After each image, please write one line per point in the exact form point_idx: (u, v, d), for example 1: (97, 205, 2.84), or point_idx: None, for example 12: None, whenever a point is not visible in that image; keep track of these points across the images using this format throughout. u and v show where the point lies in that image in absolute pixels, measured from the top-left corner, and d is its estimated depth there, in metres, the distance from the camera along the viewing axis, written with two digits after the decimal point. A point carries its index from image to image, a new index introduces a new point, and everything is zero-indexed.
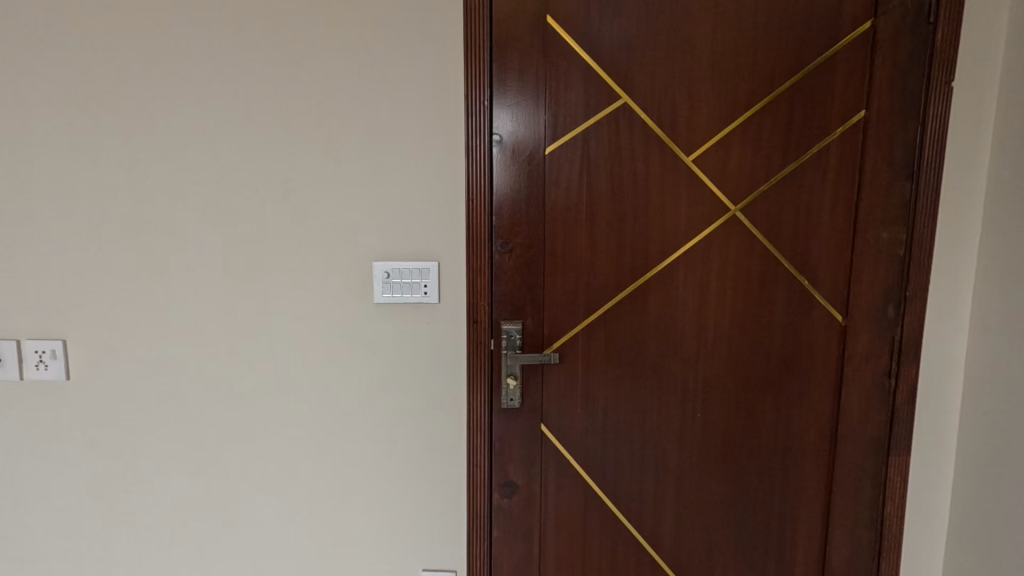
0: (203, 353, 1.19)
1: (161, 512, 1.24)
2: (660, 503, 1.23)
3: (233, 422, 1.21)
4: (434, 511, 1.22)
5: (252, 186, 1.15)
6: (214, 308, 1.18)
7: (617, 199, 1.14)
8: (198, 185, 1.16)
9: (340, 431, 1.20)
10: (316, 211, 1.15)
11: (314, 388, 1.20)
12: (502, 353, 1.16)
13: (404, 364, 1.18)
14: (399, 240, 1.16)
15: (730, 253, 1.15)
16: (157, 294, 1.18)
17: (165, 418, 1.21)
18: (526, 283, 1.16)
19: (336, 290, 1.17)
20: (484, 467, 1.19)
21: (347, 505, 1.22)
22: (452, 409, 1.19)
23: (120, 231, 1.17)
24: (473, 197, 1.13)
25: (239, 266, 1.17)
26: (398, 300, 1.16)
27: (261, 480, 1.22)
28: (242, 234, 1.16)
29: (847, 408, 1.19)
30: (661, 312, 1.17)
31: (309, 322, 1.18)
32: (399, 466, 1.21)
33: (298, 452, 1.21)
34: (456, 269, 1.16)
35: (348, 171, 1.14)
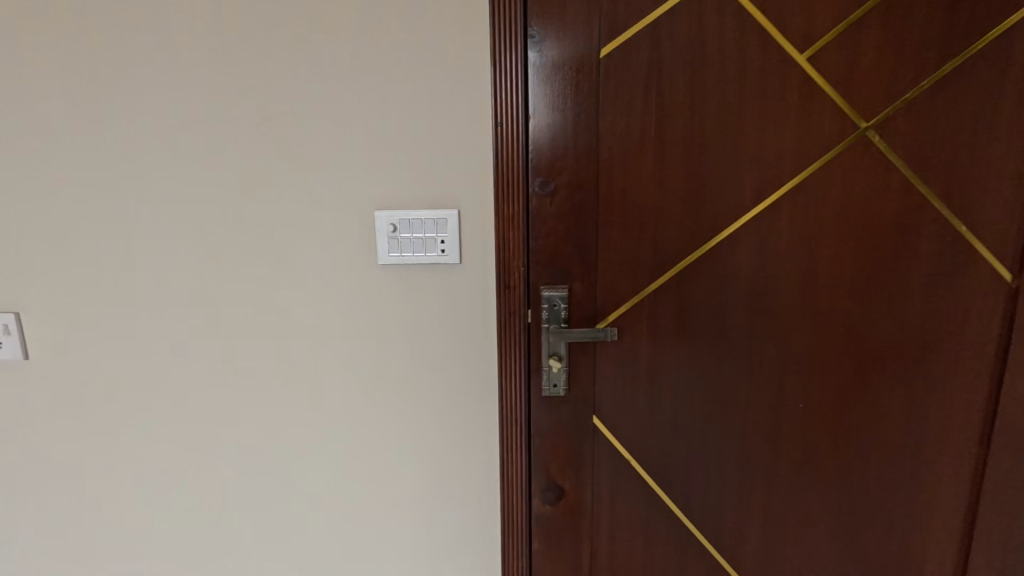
0: (167, 335, 0.93)
1: (130, 525, 1.00)
2: (744, 514, 0.97)
3: (207, 417, 0.96)
4: (466, 522, 0.99)
5: (212, 113, 0.87)
6: (178, 277, 0.91)
7: (697, 122, 0.84)
8: (145, 114, 0.87)
9: (345, 427, 0.97)
10: (301, 147, 0.87)
11: (310, 375, 0.95)
12: (543, 327, 0.91)
13: (422, 343, 0.93)
14: (409, 183, 0.88)
15: (856, 190, 0.84)
16: (104, 260, 0.91)
17: (127, 416, 0.96)
18: (572, 237, 0.89)
19: (327, 249, 0.90)
20: (521, 469, 0.96)
21: (354, 513, 0.99)
22: (481, 398, 0.95)
23: (38, 175, 0.88)
24: (500, 123, 0.85)
25: (201, 218, 0.90)
26: (408, 260, 0.90)
27: (248, 488, 0.99)
28: (209, 180, 0.89)
29: (1007, 398, 0.89)
30: (755, 272, 0.88)
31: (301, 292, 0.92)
32: (420, 470, 0.97)
33: (291, 452, 0.97)
34: (481, 219, 0.89)
35: (340, 91, 0.86)
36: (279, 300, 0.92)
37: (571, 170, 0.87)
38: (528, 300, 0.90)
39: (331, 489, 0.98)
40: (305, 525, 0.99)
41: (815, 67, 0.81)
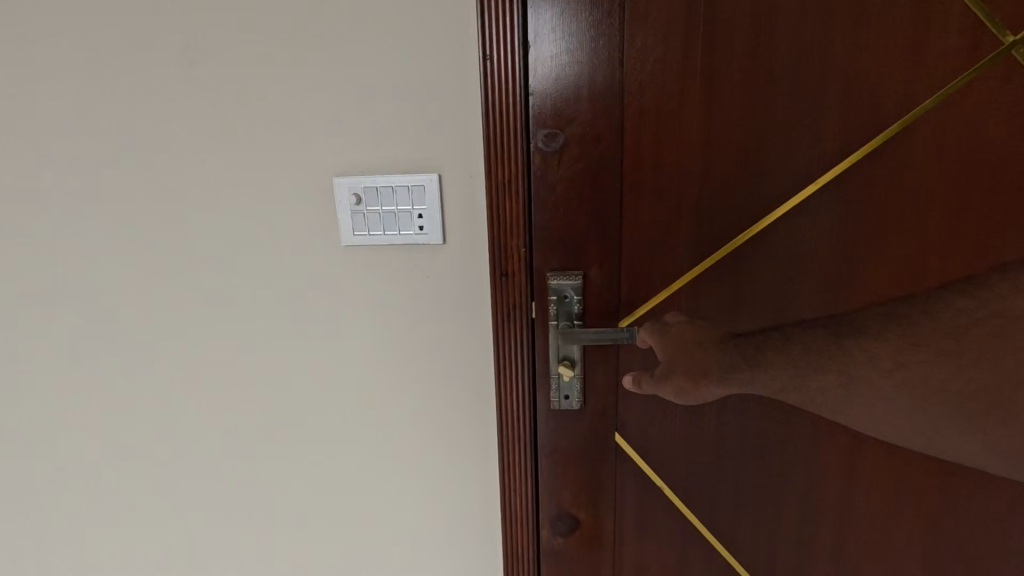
0: (97, 333, 0.77)
1: (69, 542, 0.86)
2: (812, 562, 0.75)
3: (146, 425, 0.80)
4: (464, 556, 0.83)
5: (127, 48, 0.68)
6: (101, 259, 0.74)
7: (757, 47, 0.62)
8: (51, 58, 0.69)
9: (311, 444, 0.79)
10: (239, 96, 0.68)
11: (266, 383, 0.77)
12: (550, 325, 0.70)
13: (401, 345, 0.75)
14: (377, 141, 0.68)
15: (995, 134, 0.59)
16: (17, 238, 0.74)
17: (60, 427, 0.81)
18: (588, 209, 0.68)
19: (276, 224, 0.71)
20: (527, 498, 0.77)
21: (325, 538, 0.83)
22: (476, 411, 0.77)
23: None
24: (491, 57, 0.63)
25: (121, 184, 0.71)
26: (378, 241, 0.70)
27: (199, 507, 0.83)
28: (131, 141, 0.70)
29: None
30: (836, 251, 0.65)
31: (247, 282, 0.73)
32: (406, 494, 0.81)
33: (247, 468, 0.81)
34: (470, 186, 0.69)
35: (285, 20, 0.66)
36: (223, 293, 0.74)
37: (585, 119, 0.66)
38: (531, 291, 0.70)
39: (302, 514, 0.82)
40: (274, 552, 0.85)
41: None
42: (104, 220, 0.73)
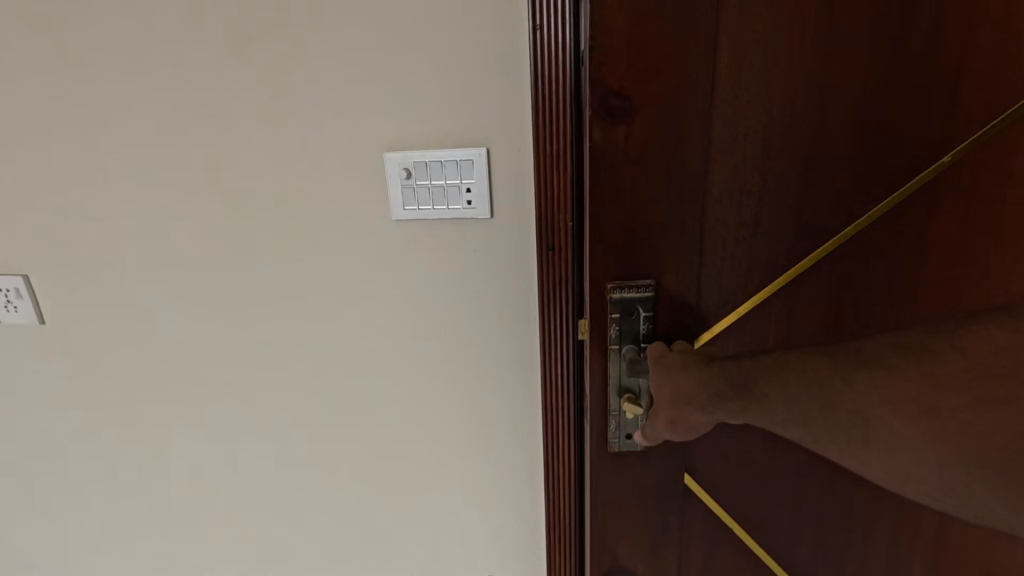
0: (174, 303, 0.82)
1: (150, 497, 0.93)
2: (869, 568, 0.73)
3: (217, 392, 0.85)
4: (506, 521, 0.87)
5: (192, 32, 0.70)
6: (173, 235, 0.78)
7: (840, 12, 0.56)
8: (121, 40, 0.71)
9: (365, 415, 0.83)
10: (296, 77, 0.70)
11: (322, 359, 0.81)
12: (614, 347, 0.65)
13: (450, 324, 0.77)
14: (425, 112, 0.69)
15: None
16: (97, 215, 0.79)
17: (132, 387, 0.87)
18: (654, 198, 0.61)
19: (332, 201, 0.74)
20: (568, 478, 0.79)
21: (379, 504, 0.88)
22: (520, 384, 0.79)
23: (25, 114, 0.76)
24: (536, 32, 0.62)
25: (189, 163, 0.75)
26: (428, 215, 0.72)
27: (262, 469, 0.88)
28: (197, 120, 0.73)
29: None
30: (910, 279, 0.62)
31: (306, 257, 0.77)
32: (451, 460, 0.84)
33: (308, 435, 0.86)
34: (518, 160, 0.69)
35: None
36: (286, 271, 0.78)
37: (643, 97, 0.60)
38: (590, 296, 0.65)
39: (351, 476, 0.87)
40: (325, 512, 0.90)
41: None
42: (176, 200, 0.77)
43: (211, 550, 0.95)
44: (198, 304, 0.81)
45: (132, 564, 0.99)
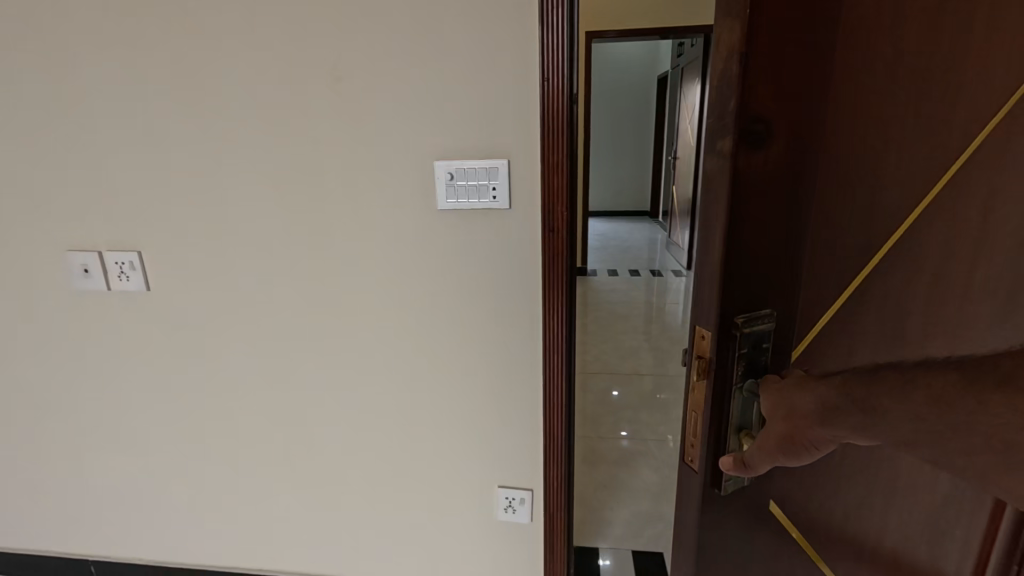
0: (273, 271, 1.15)
1: (246, 418, 1.27)
2: None
3: (303, 336, 1.19)
4: (510, 428, 1.17)
5: (299, 83, 1.03)
6: (275, 222, 1.12)
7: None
8: (247, 89, 1.04)
9: (412, 352, 1.16)
10: (370, 112, 1.02)
11: (382, 310, 1.14)
12: (737, 388, 0.50)
13: (477, 286, 1.08)
14: (464, 134, 1.00)
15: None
16: (221, 208, 1.13)
17: (235, 332, 1.21)
18: (797, 218, 0.47)
19: (393, 198, 1.06)
20: (561, 379, 1.10)
21: (420, 421, 1.20)
22: (524, 330, 1.09)
23: (175, 139, 1.10)
24: (549, 80, 0.93)
25: (293, 171, 1.08)
26: (463, 206, 1.03)
27: (333, 393, 1.22)
28: (300, 141, 1.06)
29: None
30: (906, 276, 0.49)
31: (373, 236, 1.09)
32: (471, 381, 1.15)
33: (369, 367, 1.19)
34: (528, 168, 0.99)
35: (401, 45, 0.97)
36: (359, 246, 1.11)
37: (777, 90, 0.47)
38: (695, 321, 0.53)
39: (394, 393, 1.19)
40: (374, 424, 1.22)
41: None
42: (278, 197, 1.10)
43: (286, 452, 1.28)
44: (292, 271, 1.15)
45: (227, 471, 1.31)
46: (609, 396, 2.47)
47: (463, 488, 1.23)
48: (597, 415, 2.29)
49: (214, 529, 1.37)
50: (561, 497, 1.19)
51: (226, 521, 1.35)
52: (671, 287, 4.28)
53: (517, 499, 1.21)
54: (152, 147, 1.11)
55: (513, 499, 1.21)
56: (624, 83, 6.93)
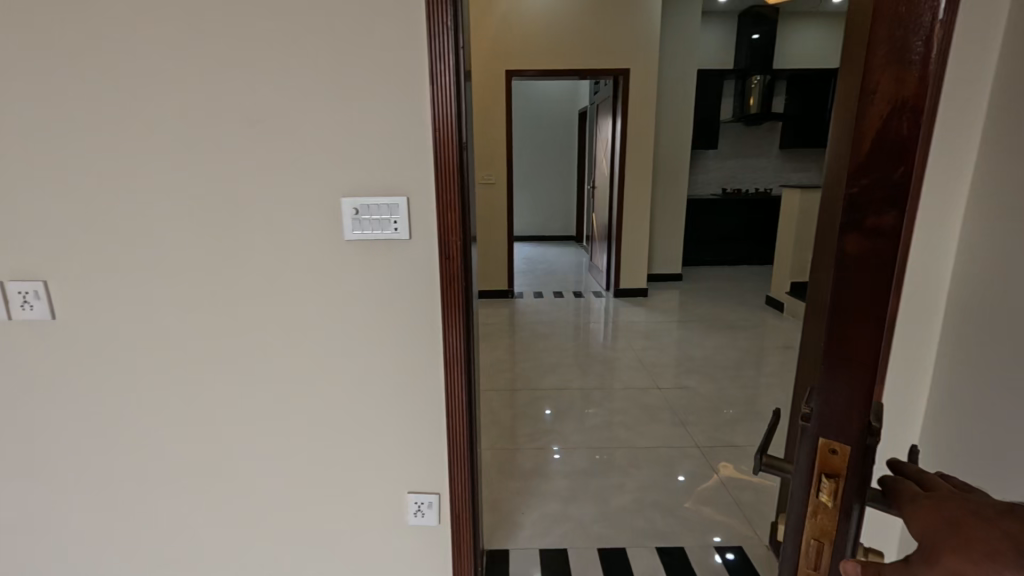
0: (186, 298, 1.21)
1: (157, 442, 1.29)
2: None
3: (216, 360, 1.25)
4: (419, 438, 1.28)
5: (212, 126, 1.11)
6: (188, 252, 1.18)
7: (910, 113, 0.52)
8: (160, 130, 1.12)
9: (325, 371, 1.25)
10: (281, 154, 1.12)
11: (294, 333, 1.23)
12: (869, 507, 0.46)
13: (383, 308, 1.20)
14: (367, 172, 1.12)
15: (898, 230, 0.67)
16: (132, 240, 1.18)
17: (145, 358, 1.24)
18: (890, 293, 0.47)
19: (304, 230, 1.16)
20: (463, 390, 1.23)
21: (334, 435, 1.29)
22: (426, 348, 1.22)
23: (84, 173, 1.14)
24: (439, 128, 1.08)
25: (206, 205, 1.16)
26: (368, 237, 1.15)
27: (248, 413, 1.28)
28: (211, 178, 1.14)
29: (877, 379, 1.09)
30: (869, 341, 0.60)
31: (286, 265, 1.19)
32: (382, 395, 1.26)
33: (283, 386, 1.26)
34: (425, 204, 1.13)
35: (310, 94, 1.09)
36: (272, 275, 1.19)
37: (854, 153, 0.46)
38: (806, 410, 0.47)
39: (308, 409, 1.27)
40: (288, 441, 1.29)
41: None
42: (193, 229, 1.17)
43: (199, 474, 1.31)
44: (205, 299, 1.21)
45: (136, 496, 1.32)
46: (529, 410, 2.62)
47: (376, 495, 1.32)
48: (516, 430, 2.43)
49: (121, 557, 1.36)
50: (466, 496, 1.31)
51: (137, 547, 1.36)
52: (592, 306, 4.55)
53: (426, 503, 1.31)
54: (62, 181, 1.14)
55: (421, 503, 1.31)
56: (549, 116, 7.34)
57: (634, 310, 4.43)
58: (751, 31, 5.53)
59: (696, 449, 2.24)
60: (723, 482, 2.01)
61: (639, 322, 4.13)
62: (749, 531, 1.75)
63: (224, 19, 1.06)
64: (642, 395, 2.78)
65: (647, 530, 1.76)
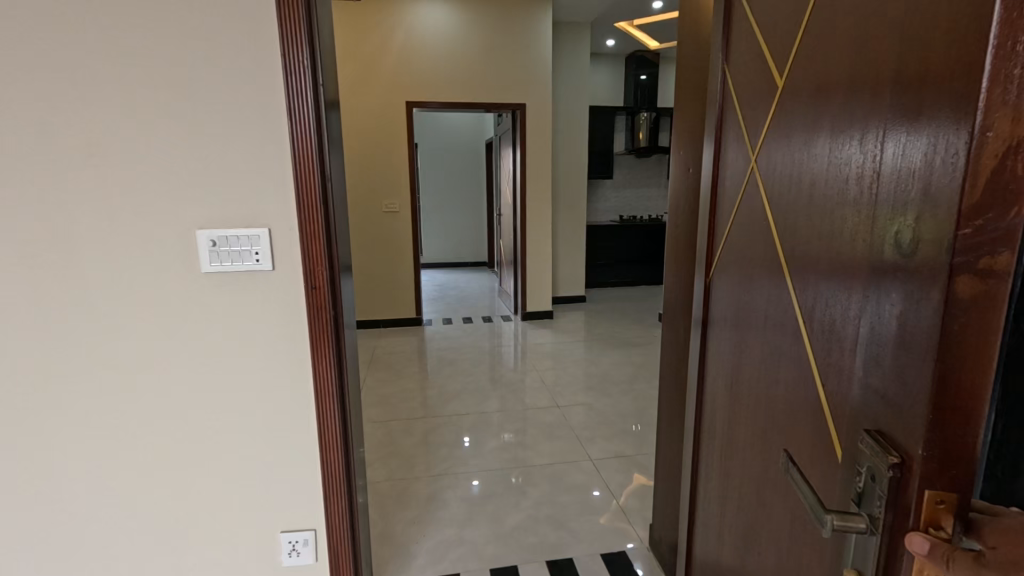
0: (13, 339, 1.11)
1: None
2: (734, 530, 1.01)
3: (54, 404, 1.15)
4: (291, 474, 1.25)
5: (45, 155, 1.05)
6: (16, 288, 1.09)
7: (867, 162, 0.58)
8: None
9: (183, 410, 1.19)
10: (127, 185, 1.08)
11: (145, 372, 1.16)
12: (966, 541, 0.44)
13: (248, 343, 1.18)
14: (224, 205, 1.11)
15: (786, 241, 0.77)
16: None
17: None
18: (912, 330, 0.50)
19: (155, 263, 1.12)
20: (336, 423, 1.22)
21: (196, 477, 1.22)
22: (294, 383, 1.20)
23: None
24: (299, 162, 1.10)
25: (38, 238, 1.08)
26: (226, 269, 1.13)
27: (94, 459, 1.18)
28: (44, 210, 1.07)
29: (694, 369, 1.26)
30: (831, 361, 0.66)
31: (134, 300, 1.13)
32: (250, 431, 1.22)
33: (135, 428, 1.18)
34: (287, 236, 1.13)
35: (158, 126, 1.07)
36: (118, 311, 1.13)
37: (915, 192, 0.48)
38: (900, 447, 0.49)
39: (166, 453, 1.20)
40: (144, 486, 1.21)
41: (770, 50, 0.85)
42: (22, 264, 1.08)
43: (39, 528, 1.20)
44: (37, 339, 1.11)
45: None
46: (430, 438, 2.60)
47: (246, 539, 1.27)
48: (417, 458, 2.41)
49: None
50: (344, 531, 1.28)
51: None
52: (500, 331, 4.64)
53: (300, 541, 1.27)
54: None
55: (296, 541, 1.27)
56: (458, 145, 7.50)
57: (540, 333, 4.58)
58: (638, 72, 6.06)
59: (588, 461, 2.36)
60: (611, 492, 2.13)
61: (545, 344, 4.27)
62: (633, 535, 1.87)
63: (54, 48, 1.02)
64: (543, 415, 2.87)
65: (538, 544, 1.82)
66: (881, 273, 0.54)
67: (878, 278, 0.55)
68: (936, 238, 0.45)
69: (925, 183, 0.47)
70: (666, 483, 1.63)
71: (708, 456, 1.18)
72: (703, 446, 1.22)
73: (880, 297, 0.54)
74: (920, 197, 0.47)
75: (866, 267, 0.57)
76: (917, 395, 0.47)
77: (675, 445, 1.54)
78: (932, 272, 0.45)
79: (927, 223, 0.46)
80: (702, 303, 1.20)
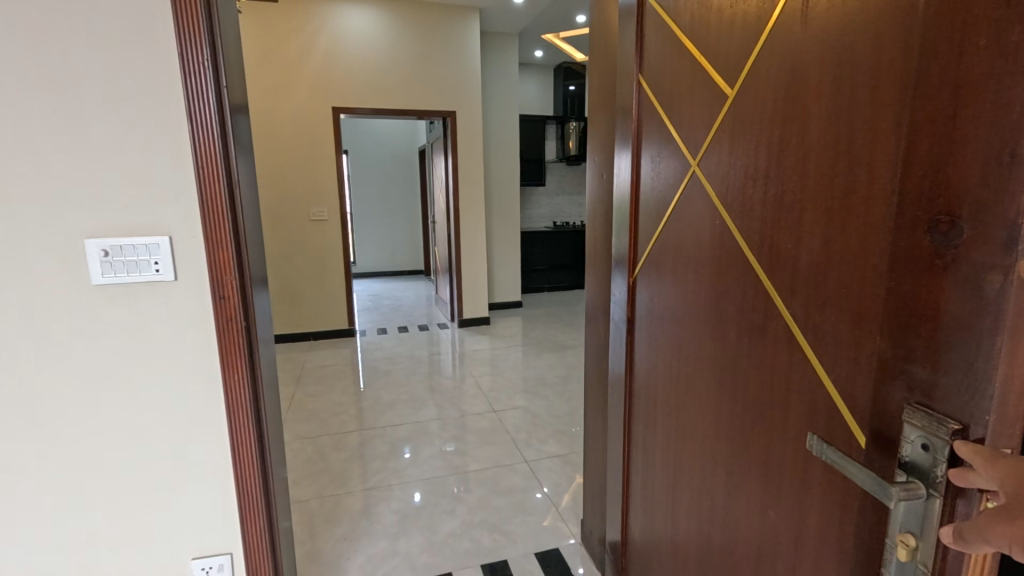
0: None
1: None
2: (689, 516, 1.04)
3: None
4: (203, 496, 1.17)
5: None
6: None
7: (863, 152, 0.57)
8: None
9: (74, 436, 1.09)
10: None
11: (29, 396, 1.06)
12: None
13: (150, 358, 1.10)
14: (116, 212, 1.04)
15: (758, 232, 0.76)
16: None
17: None
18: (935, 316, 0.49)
19: (36, 276, 1.02)
20: (251, 438, 1.17)
21: (91, 507, 1.12)
22: (206, 399, 1.14)
23: None
24: (202, 165, 1.05)
25: None
26: (121, 280, 1.06)
27: None
28: None
29: (628, 367, 1.26)
30: (826, 353, 0.64)
31: (12, 317, 1.03)
32: (155, 453, 1.14)
33: (17, 458, 1.07)
34: (191, 243, 1.08)
35: (36, 127, 0.98)
36: None
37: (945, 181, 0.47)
38: (957, 414, 0.47)
39: (54, 485, 1.10)
40: (28, 521, 1.10)
41: (704, 55, 0.89)
42: None
43: None
44: None
45: None
46: (364, 451, 2.53)
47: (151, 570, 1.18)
48: (348, 473, 2.33)
49: None
50: (264, 552, 1.22)
51: None
52: (437, 338, 4.60)
53: (215, 567, 1.20)
54: None
55: (210, 568, 1.20)
56: (391, 152, 7.38)
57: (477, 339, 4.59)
58: (568, 83, 6.26)
59: (524, 464, 2.39)
60: (546, 493, 2.16)
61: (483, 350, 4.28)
62: (567, 531, 1.92)
63: None
64: (480, 421, 2.87)
65: (474, 550, 1.81)
66: (904, 262, 0.52)
67: (897, 268, 0.53)
68: (986, 223, 0.44)
69: (962, 171, 0.45)
70: (594, 478, 1.69)
71: (646, 449, 1.21)
72: (635, 439, 1.26)
73: (903, 287, 0.52)
74: (954, 185, 0.46)
75: (880, 259, 0.55)
76: (961, 377, 0.46)
77: (601, 440, 1.60)
78: (989, 259, 0.43)
79: (974, 211, 0.44)
80: (626, 303, 1.26)
